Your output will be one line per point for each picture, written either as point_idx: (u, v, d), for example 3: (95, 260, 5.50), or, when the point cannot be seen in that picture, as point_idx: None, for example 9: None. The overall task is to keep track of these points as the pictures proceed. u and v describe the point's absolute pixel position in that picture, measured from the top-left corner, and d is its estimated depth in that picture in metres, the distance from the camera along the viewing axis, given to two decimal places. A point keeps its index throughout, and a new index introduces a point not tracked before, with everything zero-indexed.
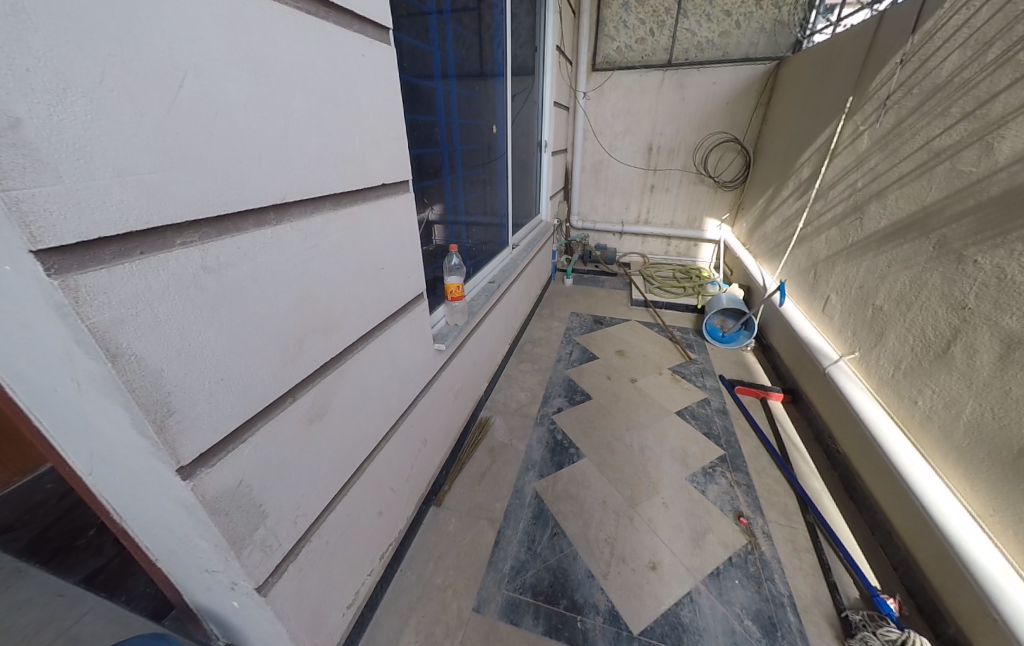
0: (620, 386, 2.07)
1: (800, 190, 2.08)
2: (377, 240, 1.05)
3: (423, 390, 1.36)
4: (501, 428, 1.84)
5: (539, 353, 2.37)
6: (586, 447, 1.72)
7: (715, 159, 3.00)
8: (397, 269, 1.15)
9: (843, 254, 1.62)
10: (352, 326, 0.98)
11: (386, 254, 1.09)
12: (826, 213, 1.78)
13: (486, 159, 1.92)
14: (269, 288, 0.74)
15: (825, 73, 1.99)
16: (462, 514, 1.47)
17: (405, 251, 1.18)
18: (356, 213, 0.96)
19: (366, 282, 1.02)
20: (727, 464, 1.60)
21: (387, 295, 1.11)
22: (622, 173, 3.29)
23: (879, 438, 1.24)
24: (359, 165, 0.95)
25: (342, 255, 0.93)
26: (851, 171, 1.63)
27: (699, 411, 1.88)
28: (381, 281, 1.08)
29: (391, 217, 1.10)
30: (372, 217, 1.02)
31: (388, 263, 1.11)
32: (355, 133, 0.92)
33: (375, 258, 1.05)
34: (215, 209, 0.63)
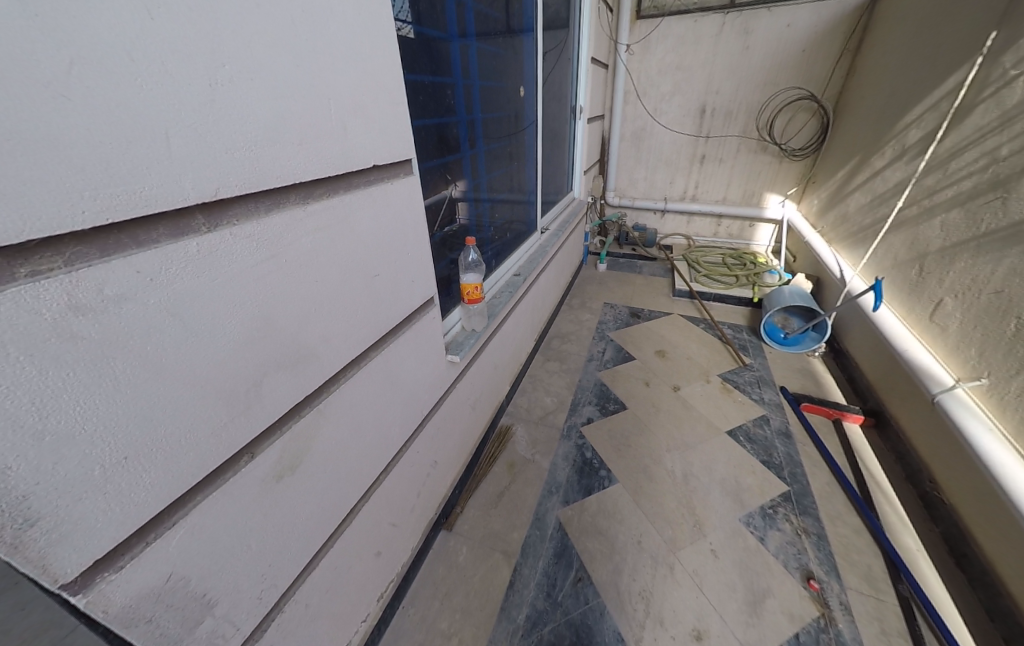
0: (661, 396, 1.81)
1: (903, 162, 1.65)
2: (370, 238, 0.79)
3: (434, 409, 1.15)
4: (523, 440, 1.63)
5: (566, 351, 2.12)
6: (620, 471, 1.49)
7: (783, 121, 2.54)
8: (402, 266, 0.90)
9: (969, 246, 1.25)
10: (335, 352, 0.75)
11: (383, 250, 0.83)
12: (944, 189, 1.40)
13: (513, 130, 1.61)
14: (201, 327, 0.51)
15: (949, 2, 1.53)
16: (474, 544, 1.29)
17: (412, 247, 0.93)
18: (338, 204, 0.70)
19: (359, 294, 0.77)
20: (792, 505, 1.38)
21: (386, 304, 0.87)
22: (668, 140, 2.87)
23: (1011, 500, 0.95)
24: (335, 141, 0.67)
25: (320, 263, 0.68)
26: (988, 133, 1.24)
27: (756, 433, 1.63)
28: (382, 284, 0.83)
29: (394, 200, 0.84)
30: (364, 206, 0.76)
31: (393, 261, 0.85)
32: (327, 97, 0.65)
33: (368, 261, 0.80)
34: (68, 228, 0.39)
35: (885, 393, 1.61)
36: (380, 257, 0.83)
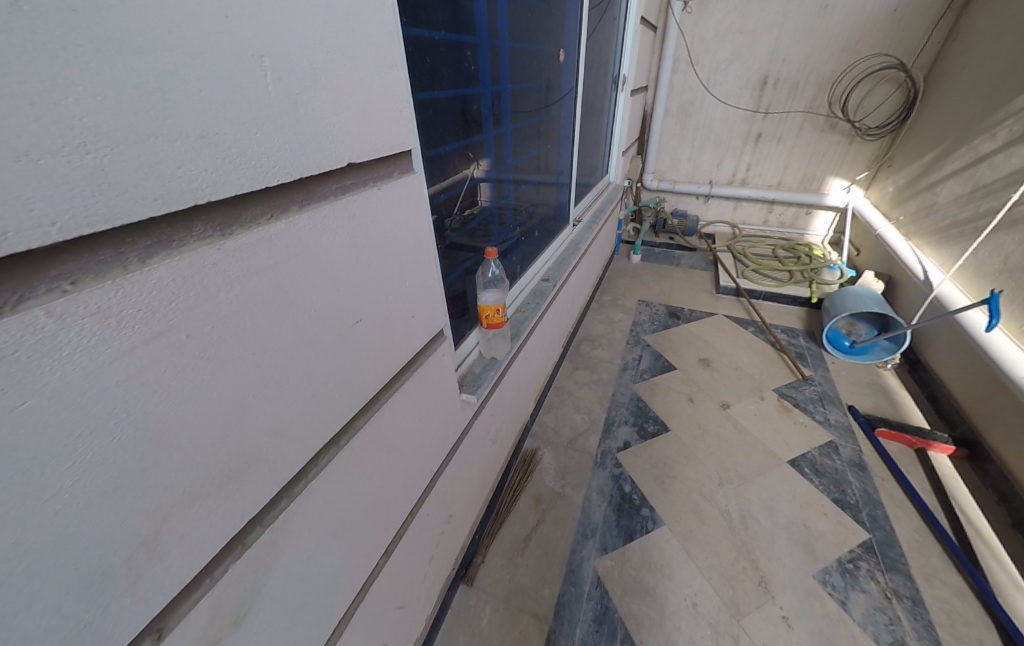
0: (708, 416, 1.58)
1: (1022, 145, 1.33)
2: (373, 253, 0.52)
3: (451, 455, 0.93)
4: (552, 469, 1.43)
5: (598, 358, 1.89)
6: (667, 511, 1.28)
7: (861, 93, 2.19)
8: (419, 288, 0.64)
9: None
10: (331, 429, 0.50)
11: (392, 273, 0.56)
12: None
13: (543, 105, 1.33)
14: (70, 473, 0.27)
15: None
16: (499, 604, 1.11)
17: (430, 261, 0.66)
18: (331, 212, 0.44)
19: (354, 343, 0.51)
20: (875, 557, 1.16)
21: (398, 346, 0.61)
22: (719, 117, 2.53)
23: None
24: (325, 120, 0.41)
25: (299, 307, 0.42)
26: None
27: (823, 465, 1.40)
28: (387, 320, 0.57)
29: (407, 193, 0.57)
30: (362, 208, 0.49)
31: (400, 287, 0.59)
32: (311, 46, 0.38)
33: (372, 289, 0.53)
34: None
35: (981, 421, 1.36)
36: (388, 280, 0.56)
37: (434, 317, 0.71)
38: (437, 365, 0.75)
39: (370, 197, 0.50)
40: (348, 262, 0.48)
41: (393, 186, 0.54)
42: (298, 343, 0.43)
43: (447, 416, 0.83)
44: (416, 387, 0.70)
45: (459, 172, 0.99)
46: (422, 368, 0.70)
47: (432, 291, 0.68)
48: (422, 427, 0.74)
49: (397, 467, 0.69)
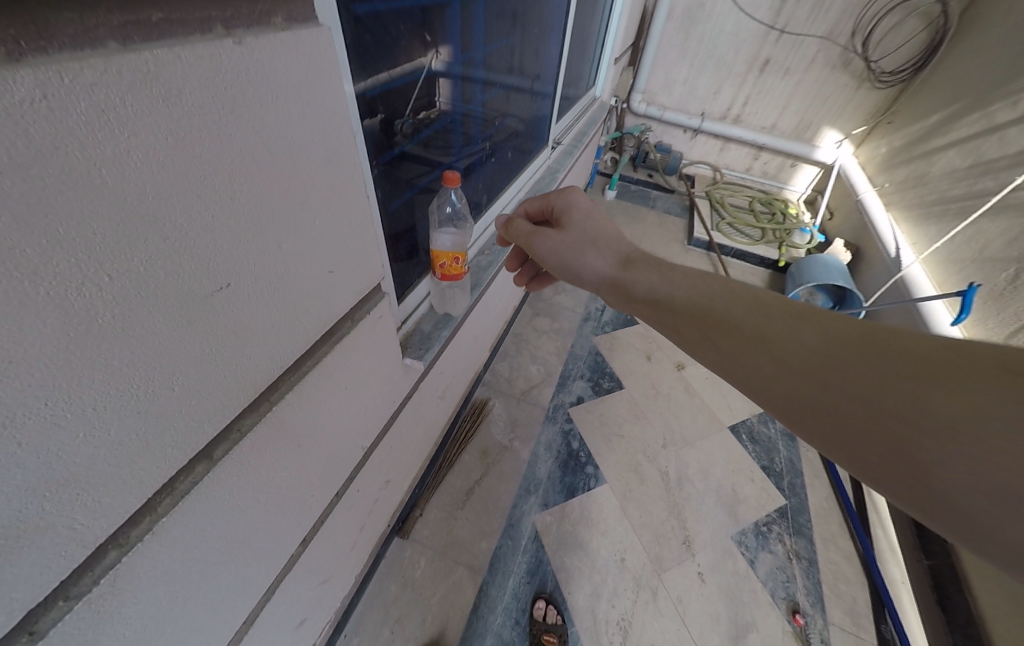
0: (663, 377, 1.58)
1: None
2: (237, 176, 0.28)
3: (392, 420, 0.79)
4: (501, 420, 1.36)
5: (560, 305, 1.79)
6: (610, 470, 1.28)
7: (887, 26, 1.96)
8: (342, 227, 0.42)
9: None
10: (170, 452, 0.32)
11: (281, 208, 0.34)
12: None
13: None
14: None
15: None
16: (435, 555, 1.08)
17: (357, 182, 0.43)
18: (117, 84, 0.20)
19: (208, 324, 0.31)
20: (787, 522, 1.25)
21: (304, 314, 0.41)
22: (729, 29, 2.23)
23: None
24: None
25: (36, 288, 0.20)
26: None
27: (760, 432, 1.47)
28: (285, 279, 0.36)
29: (308, 64, 0.32)
30: (206, 90, 0.25)
31: (303, 230, 0.37)
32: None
33: (241, 237, 0.31)
34: None
35: None
36: (276, 218, 0.33)
37: (370, 271, 0.51)
38: (374, 331, 0.57)
39: (226, 62, 0.25)
40: (173, 187, 0.25)
41: (274, 50, 0.28)
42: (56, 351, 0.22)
43: (384, 387, 0.67)
44: (342, 365, 0.52)
45: (414, 60, 0.71)
46: (349, 339, 0.51)
47: (368, 233, 0.48)
48: (350, 407, 0.58)
49: (312, 460, 0.54)
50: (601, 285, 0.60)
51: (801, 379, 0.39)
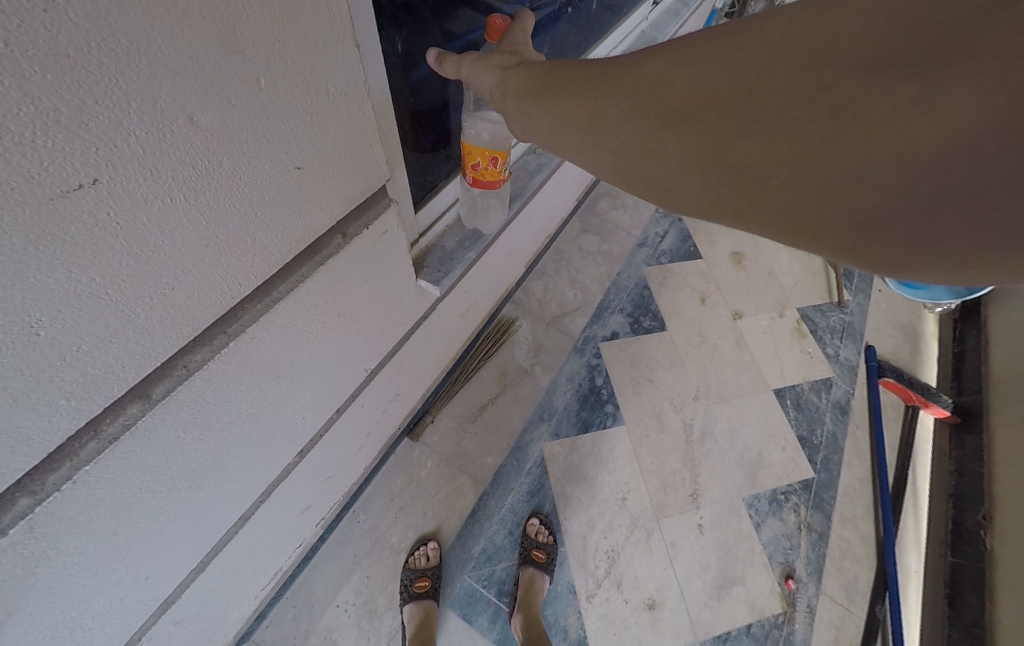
0: (714, 324, 1.42)
1: None
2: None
3: (406, 338, 0.71)
4: (526, 342, 1.29)
5: (613, 224, 1.57)
6: (631, 412, 1.23)
7: None
8: (307, 97, 0.27)
9: None
10: (58, 407, 0.24)
11: (176, 57, 0.19)
12: None
13: None
14: None
15: None
16: (441, 461, 1.11)
17: (333, 15, 0.26)
18: None
19: (61, 250, 0.19)
20: (808, 495, 1.20)
21: (254, 231, 0.29)
22: None
23: None
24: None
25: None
26: None
27: (808, 401, 1.34)
28: (205, 178, 0.24)
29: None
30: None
31: (230, 98, 0.22)
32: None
33: (95, 106, 0.17)
34: None
35: (998, 399, 1.31)
36: (167, 75, 0.19)
37: (364, 171, 0.36)
38: (378, 250, 0.45)
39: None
40: None
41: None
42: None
43: (392, 311, 0.57)
44: (330, 294, 0.42)
45: None
46: (338, 261, 0.39)
47: (361, 113, 0.32)
48: (347, 332, 0.50)
49: (300, 388, 0.48)
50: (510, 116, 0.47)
51: (688, 131, 0.31)
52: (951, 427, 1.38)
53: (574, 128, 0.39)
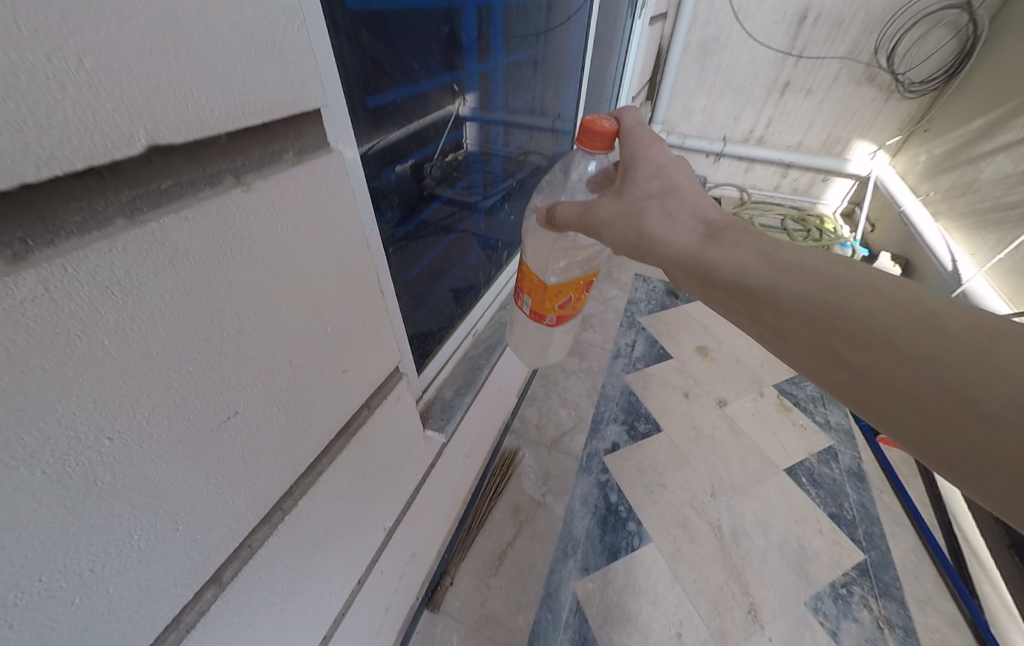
0: (705, 415, 1.49)
1: None
2: (244, 304, 0.29)
3: (418, 490, 0.76)
4: (532, 471, 1.31)
5: (587, 343, 1.75)
6: (655, 526, 1.19)
7: (911, 41, 2.15)
8: (354, 324, 0.41)
9: None
10: (171, 592, 0.30)
11: (288, 328, 0.33)
12: None
13: (545, 28, 0.97)
14: None
15: None
16: (468, 631, 1.01)
17: (371, 278, 0.42)
18: (123, 263, 0.21)
19: (206, 458, 0.30)
20: (869, 581, 1.11)
21: (313, 421, 0.39)
22: (745, 57, 2.46)
23: None
24: (50, 20, 0.15)
25: (22, 476, 0.20)
26: None
27: (822, 473, 1.34)
28: (291, 391, 0.35)
29: (318, 191, 0.32)
30: (213, 243, 0.25)
31: (311, 340, 0.36)
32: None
33: (245, 364, 0.30)
34: None
35: None
36: (281, 338, 0.33)
37: (384, 359, 0.49)
38: (394, 415, 0.55)
39: (234, 213, 0.26)
40: (181, 336, 0.25)
41: (284, 182, 0.28)
42: (51, 535, 0.22)
43: (406, 465, 0.64)
44: (356, 463, 0.50)
45: (430, 117, 0.68)
46: (364, 430, 0.49)
47: (382, 323, 0.46)
48: (369, 494, 0.56)
49: (328, 562, 0.51)
50: (669, 254, 0.50)
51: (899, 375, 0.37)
52: None
53: (753, 308, 0.44)
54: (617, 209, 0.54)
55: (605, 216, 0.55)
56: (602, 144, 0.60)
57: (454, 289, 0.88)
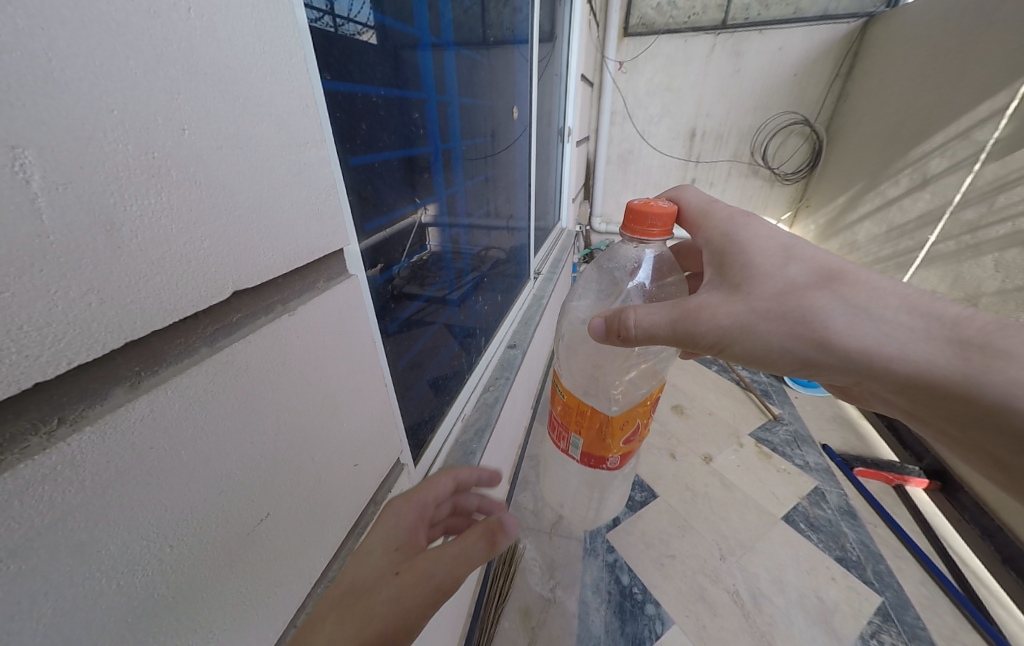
0: (695, 474, 1.50)
1: (923, 194, 1.71)
2: (285, 409, 0.33)
3: None
4: (537, 564, 1.23)
5: None
6: (673, 604, 1.12)
7: (776, 146, 2.72)
8: (366, 418, 0.45)
9: (971, 244, 1.44)
10: None
11: (314, 427, 0.37)
12: (989, 224, 1.38)
13: (493, 154, 1.19)
14: None
15: (971, 35, 1.58)
16: None
17: (376, 376, 0.48)
18: (207, 383, 0.26)
19: (242, 565, 0.30)
20: (895, 626, 1.07)
21: (330, 518, 0.40)
22: (656, 163, 3.01)
23: None
24: (183, 221, 0.24)
25: (104, 589, 0.22)
26: (967, 165, 1.50)
27: (817, 516, 1.36)
28: (315, 489, 0.38)
29: (339, 307, 0.39)
30: (267, 358, 0.31)
31: (331, 436, 0.39)
32: (149, 57, 0.22)
33: (280, 467, 0.33)
34: None
35: None
36: (309, 437, 0.36)
37: (388, 450, 0.52)
38: None
39: (281, 331, 0.32)
40: (239, 441, 0.29)
41: (314, 304, 0.36)
42: None
43: None
44: None
45: (406, 229, 0.76)
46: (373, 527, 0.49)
47: (387, 415, 0.50)
48: None
49: None
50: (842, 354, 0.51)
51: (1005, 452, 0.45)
52: (941, 492, 1.48)
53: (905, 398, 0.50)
54: (765, 308, 0.54)
55: (755, 323, 0.54)
56: (660, 227, 0.65)
57: (432, 384, 0.89)
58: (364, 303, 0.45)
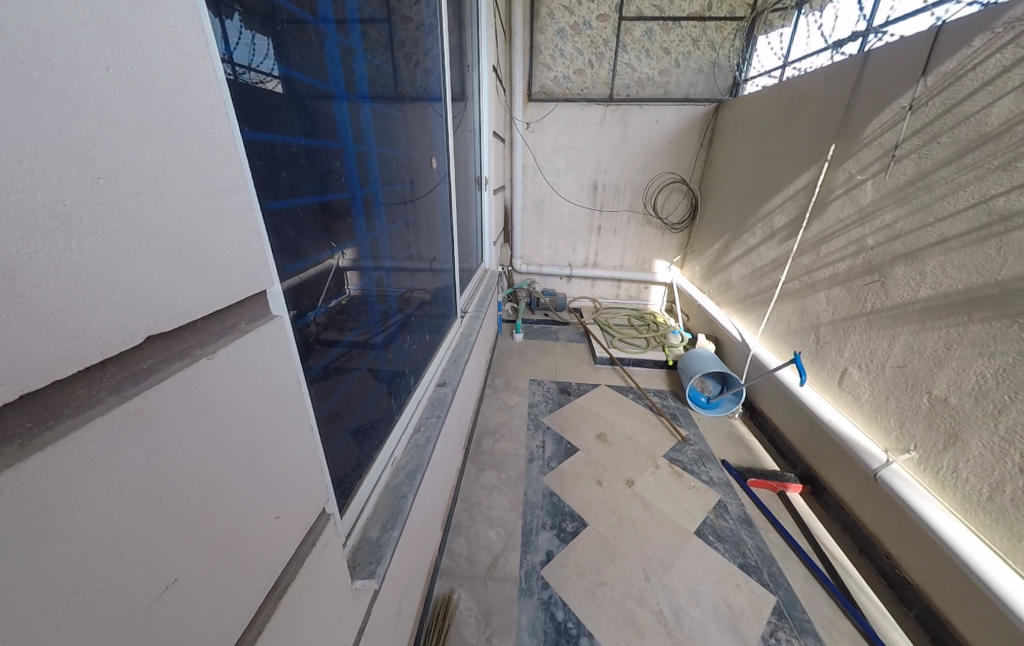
0: (620, 499, 1.59)
1: (771, 244, 2.15)
2: (199, 460, 0.31)
3: None
4: (473, 614, 1.18)
5: (502, 454, 1.79)
6: (605, 633, 1.14)
7: (662, 201, 3.20)
8: (289, 464, 0.43)
9: (807, 284, 1.83)
10: None
11: (231, 478, 0.35)
12: (819, 266, 1.76)
13: (413, 199, 1.24)
14: None
15: (787, 124, 2.08)
16: None
17: (302, 419, 0.46)
18: (111, 435, 0.25)
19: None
20: (788, 622, 1.20)
21: (244, 581, 0.37)
22: (567, 211, 3.32)
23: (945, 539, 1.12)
24: (94, 268, 0.24)
25: None
26: (797, 220, 1.93)
27: (722, 527, 1.50)
28: (227, 548, 0.35)
29: (262, 349, 0.38)
30: (181, 406, 0.30)
31: (251, 487, 0.37)
32: (64, 111, 0.22)
33: (192, 525, 0.31)
34: None
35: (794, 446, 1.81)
36: (225, 489, 0.34)
37: (312, 500, 0.49)
38: (322, 563, 0.52)
39: (198, 376, 0.31)
40: (146, 497, 0.27)
41: (234, 348, 0.35)
42: None
43: (336, 630, 0.57)
44: (285, 633, 0.44)
45: (326, 272, 0.77)
46: (293, 588, 0.45)
47: (311, 462, 0.48)
48: None
49: None
50: None
51: None
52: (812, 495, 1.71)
53: None
54: None
55: None
56: None
57: (352, 437, 0.83)
58: (289, 345, 0.44)
